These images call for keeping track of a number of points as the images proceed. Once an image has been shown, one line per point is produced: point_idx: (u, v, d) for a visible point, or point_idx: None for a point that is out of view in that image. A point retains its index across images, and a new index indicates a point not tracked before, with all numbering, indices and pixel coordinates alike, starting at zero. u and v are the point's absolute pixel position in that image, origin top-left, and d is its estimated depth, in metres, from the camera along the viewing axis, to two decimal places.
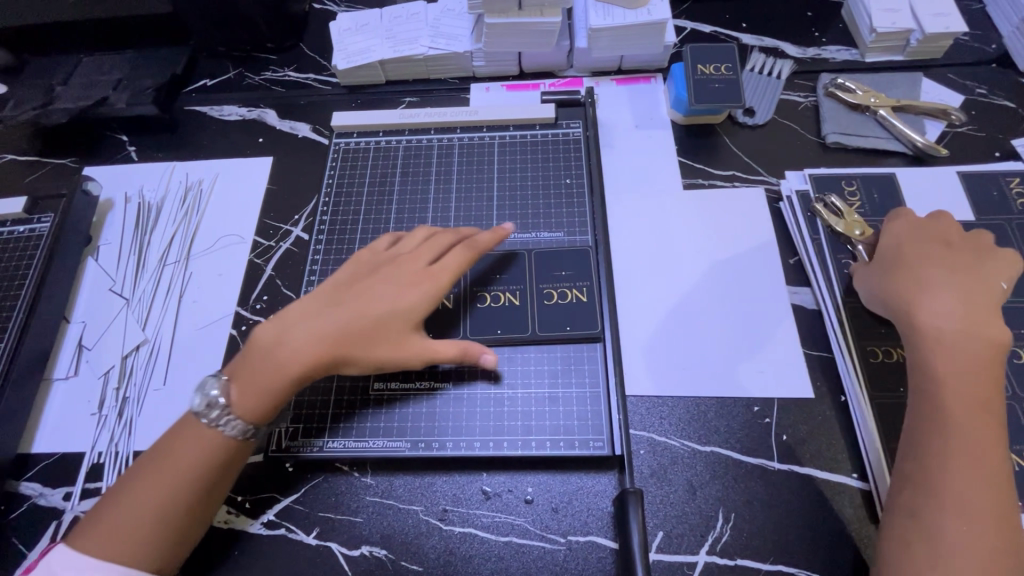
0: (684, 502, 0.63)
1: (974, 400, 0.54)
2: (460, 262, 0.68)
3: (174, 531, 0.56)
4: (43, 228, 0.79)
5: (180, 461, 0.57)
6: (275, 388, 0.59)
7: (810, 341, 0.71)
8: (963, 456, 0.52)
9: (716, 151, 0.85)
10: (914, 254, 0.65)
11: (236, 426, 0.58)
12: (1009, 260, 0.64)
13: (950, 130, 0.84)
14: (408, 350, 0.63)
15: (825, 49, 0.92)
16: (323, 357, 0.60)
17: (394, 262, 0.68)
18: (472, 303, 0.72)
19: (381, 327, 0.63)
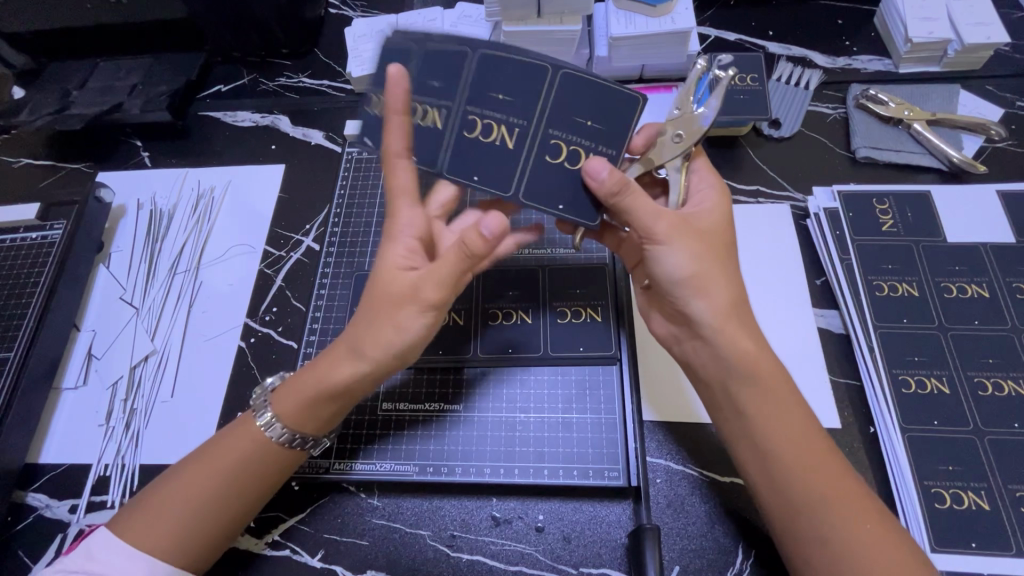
0: (702, 535, 0.60)
1: (789, 399, 0.55)
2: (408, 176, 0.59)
3: (241, 517, 0.57)
4: (55, 234, 0.78)
5: (225, 452, 0.57)
6: (319, 399, 0.57)
7: (837, 367, 0.68)
8: (817, 462, 0.52)
9: (739, 164, 0.82)
10: (725, 241, 0.60)
11: (279, 431, 0.58)
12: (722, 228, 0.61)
13: (988, 146, 0.80)
14: (416, 280, 0.57)
15: (855, 58, 0.88)
16: (359, 355, 0.57)
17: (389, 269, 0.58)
18: (463, 126, 0.60)
19: (386, 302, 0.57)
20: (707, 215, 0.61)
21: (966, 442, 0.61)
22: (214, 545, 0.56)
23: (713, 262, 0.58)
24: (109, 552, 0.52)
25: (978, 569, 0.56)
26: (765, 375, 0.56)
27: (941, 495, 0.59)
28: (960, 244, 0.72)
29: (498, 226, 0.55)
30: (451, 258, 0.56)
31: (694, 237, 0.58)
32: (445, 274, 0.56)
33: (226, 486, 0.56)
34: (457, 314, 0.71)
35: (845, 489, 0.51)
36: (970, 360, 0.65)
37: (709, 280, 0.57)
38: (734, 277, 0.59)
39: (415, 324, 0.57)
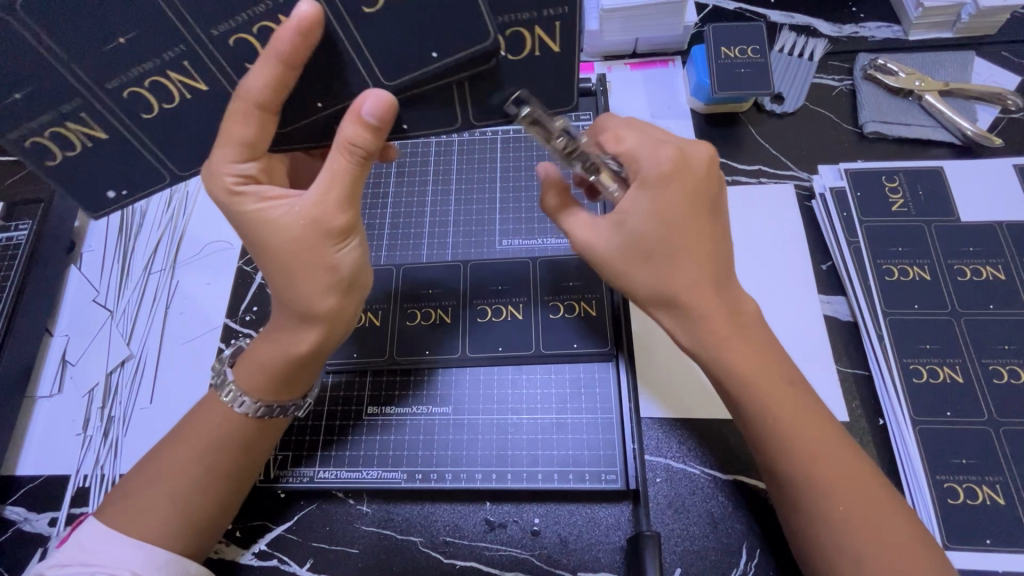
0: (704, 535, 0.58)
1: (785, 389, 0.52)
2: (254, 130, 0.48)
3: (230, 489, 0.55)
4: (20, 236, 0.73)
5: (197, 432, 0.54)
6: (283, 367, 0.54)
7: (846, 357, 0.65)
8: (824, 457, 0.50)
9: (741, 142, 0.78)
10: (669, 244, 0.52)
11: (246, 404, 0.55)
12: (692, 212, 0.53)
13: (1005, 117, 0.76)
14: (308, 213, 0.50)
15: (863, 26, 0.83)
16: (308, 311, 0.52)
17: (270, 221, 0.51)
18: (260, 61, 0.45)
19: (292, 250, 0.50)
20: (632, 220, 0.53)
21: (980, 433, 0.58)
22: (211, 523, 0.54)
23: (641, 270, 0.54)
24: (102, 542, 0.50)
25: (994, 566, 0.54)
26: (747, 368, 0.52)
27: (954, 490, 0.56)
28: (974, 223, 0.68)
29: (381, 107, 0.47)
30: (344, 168, 0.49)
31: (636, 245, 0.53)
32: (343, 193, 0.50)
33: (214, 458, 0.54)
34: (444, 312, 0.68)
35: (861, 485, 0.49)
36: (984, 347, 0.62)
37: (667, 280, 0.53)
38: (692, 271, 0.53)
39: (346, 259, 0.52)
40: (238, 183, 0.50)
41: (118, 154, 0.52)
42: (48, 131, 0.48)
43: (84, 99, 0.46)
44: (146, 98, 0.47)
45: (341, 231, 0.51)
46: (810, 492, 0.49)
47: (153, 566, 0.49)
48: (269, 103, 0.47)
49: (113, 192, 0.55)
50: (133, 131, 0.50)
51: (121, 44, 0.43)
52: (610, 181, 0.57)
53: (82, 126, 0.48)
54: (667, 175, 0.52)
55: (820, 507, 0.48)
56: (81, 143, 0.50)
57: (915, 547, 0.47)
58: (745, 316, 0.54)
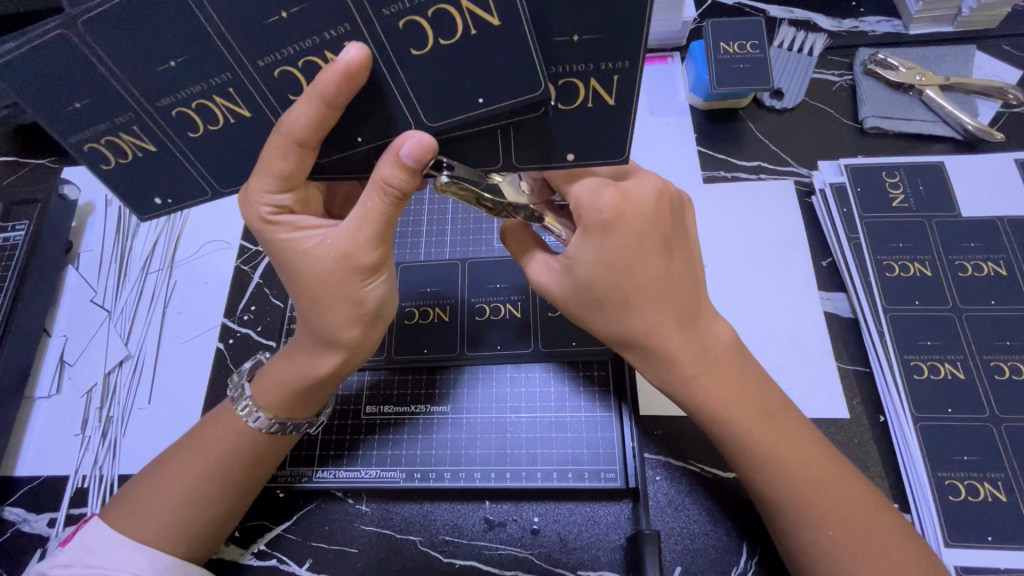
0: (704, 533, 0.57)
1: (763, 421, 0.51)
2: (291, 164, 0.47)
3: (239, 499, 0.55)
4: (17, 236, 0.72)
5: (209, 443, 0.54)
6: (304, 389, 0.54)
7: (846, 354, 0.64)
8: (809, 461, 0.50)
9: (740, 138, 0.77)
10: (622, 291, 0.51)
11: (260, 420, 0.54)
12: (643, 258, 0.51)
13: (1006, 111, 0.75)
14: (340, 248, 0.49)
15: (863, 20, 0.82)
16: (330, 339, 0.53)
17: (302, 253, 0.50)
18: (275, 81, 0.44)
19: (322, 284, 0.50)
20: (579, 267, 0.52)
21: (981, 429, 0.58)
22: (214, 528, 0.53)
23: (595, 313, 0.53)
24: (104, 544, 0.50)
25: (995, 563, 0.53)
26: (728, 410, 0.52)
27: (956, 487, 0.56)
28: (974, 218, 0.68)
29: (421, 150, 0.45)
30: (380, 208, 0.48)
31: (586, 289, 0.52)
32: (375, 230, 0.49)
33: (220, 465, 0.53)
34: (442, 310, 0.68)
35: (848, 487, 0.50)
36: (985, 343, 0.61)
37: (626, 321, 0.52)
38: (650, 313, 0.52)
39: (374, 293, 0.52)
40: (274, 212, 0.50)
41: (168, 167, 0.50)
42: (102, 140, 0.46)
43: (136, 113, 0.45)
44: (193, 119, 0.46)
45: (371, 267, 0.50)
46: (798, 497, 0.49)
47: (155, 568, 0.49)
48: (308, 140, 0.45)
49: (160, 199, 0.53)
50: (181, 149, 0.48)
51: (171, 68, 0.42)
52: (558, 228, 0.56)
53: (134, 138, 0.46)
54: (612, 220, 0.51)
55: (808, 513, 0.49)
56: (132, 152, 0.48)
57: (904, 546, 0.47)
58: (715, 353, 0.53)
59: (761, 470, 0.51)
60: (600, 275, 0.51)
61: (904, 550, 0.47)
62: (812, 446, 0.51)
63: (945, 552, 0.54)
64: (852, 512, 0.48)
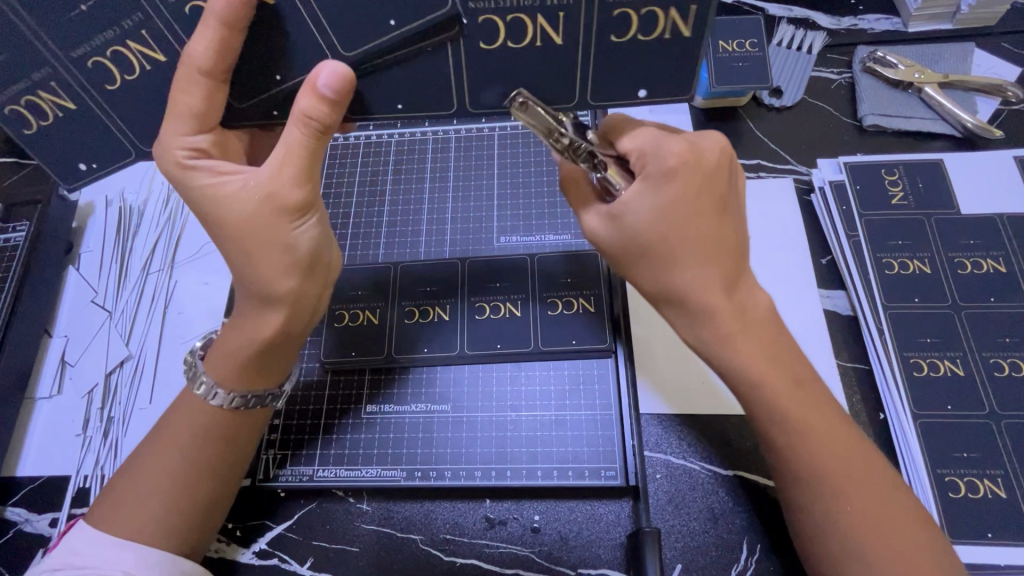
0: (705, 531, 0.58)
1: (795, 389, 0.51)
2: (199, 99, 0.48)
3: (223, 484, 0.55)
4: (17, 238, 0.73)
5: (174, 430, 0.54)
6: (253, 353, 0.53)
7: (846, 351, 0.64)
8: (832, 444, 0.50)
9: (740, 136, 0.77)
10: (670, 244, 0.50)
11: (222, 397, 0.55)
12: (703, 211, 0.50)
13: (1005, 108, 0.75)
14: (263, 187, 0.50)
15: (862, 18, 0.82)
16: (266, 293, 0.52)
17: (221, 193, 0.50)
18: (186, 18, 0.46)
19: (250, 224, 0.50)
20: (631, 218, 0.51)
21: (981, 426, 0.58)
22: (204, 518, 0.54)
23: (645, 264, 0.52)
24: (94, 543, 0.50)
25: (996, 559, 0.53)
26: (762, 372, 0.50)
27: (956, 484, 0.56)
28: (974, 215, 0.68)
29: (338, 79, 0.47)
30: (300, 142, 0.49)
31: (638, 237, 0.51)
32: (299, 166, 0.49)
33: (199, 452, 0.54)
34: (443, 309, 0.68)
35: (866, 472, 0.49)
36: (985, 340, 0.62)
37: (679, 273, 0.51)
38: (704, 266, 0.50)
39: (305, 237, 0.51)
40: (190, 156, 0.51)
41: (89, 127, 0.52)
42: (21, 100, 0.49)
43: (51, 68, 0.47)
44: (110, 69, 0.48)
45: (297, 207, 0.50)
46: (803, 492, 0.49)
47: (144, 565, 0.49)
48: (214, 69, 0.47)
49: (85, 165, 0.55)
50: (99, 102, 0.50)
51: (84, 11, 0.44)
52: (618, 180, 0.54)
53: (53, 97, 0.49)
54: (674, 170, 0.50)
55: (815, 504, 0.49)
56: (52, 113, 0.51)
57: (913, 541, 0.47)
58: (753, 315, 0.52)
59: (789, 443, 0.50)
60: (658, 221, 0.50)
61: (910, 545, 0.47)
62: (837, 427, 0.51)
63: None
64: (863, 504, 0.48)
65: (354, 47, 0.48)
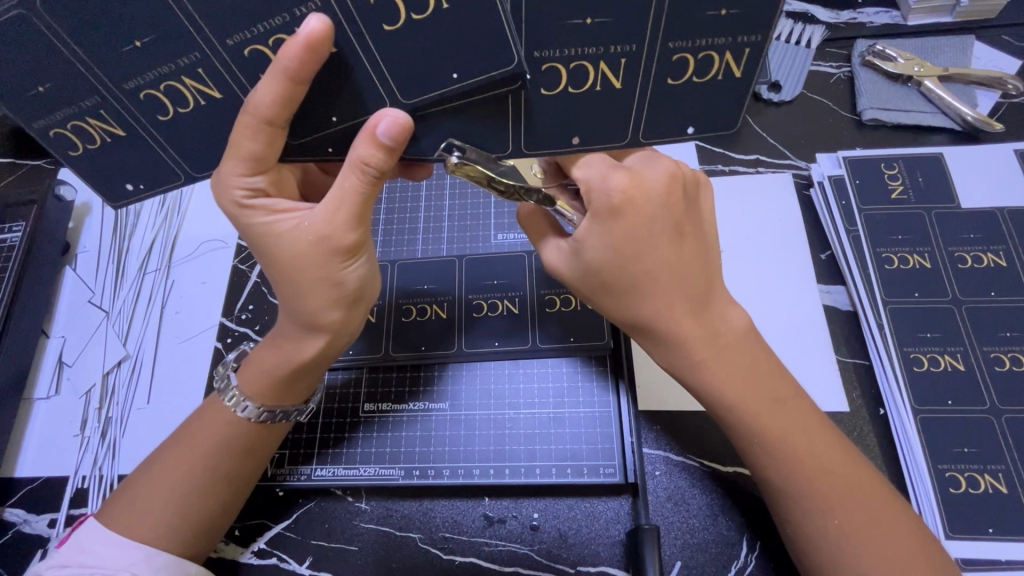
0: (705, 527, 0.57)
1: (774, 410, 0.51)
2: (262, 144, 0.47)
3: (234, 494, 0.55)
4: (14, 238, 0.72)
5: (197, 436, 0.54)
6: (286, 375, 0.54)
7: (847, 347, 0.64)
8: (819, 446, 0.50)
9: (738, 132, 0.77)
10: (630, 276, 0.51)
11: (248, 409, 0.55)
12: (655, 241, 0.50)
13: (1005, 101, 0.75)
14: (317, 230, 0.48)
15: (861, 12, 0.82)
16: (311, 322, 0.52)
17: (278, 235, 0.50)
18: (246, 61, 0.45)
19: (304, 267, 0.49)
20: (587, 251, 0.51)
21: (981, 421, 0.58)
22: (211, 525, 0.53)
23: (605, 298, 0.53)
24: (98, 546, 0.50)
25: (996, 555, 0.53)
26: (738, 395, 0.51)
27: (956, 479, 0.56)
28: (973, 210, 0.67)
29: (398, 128, 0.45)
30: (357, 188, 0.47)
31: (597, 272, 0.51)
32: (355, 211, 0.48)
33: (215, 461, 0.53)
34: (440, 307, 0.68)
35: (854, 475, 0.49)
36: (985, 335, 0.61)
37: (640, 304, 0.51)
38: (660, 297, 0.51)
39: (355, 275, 0.51)
40: (248, 196, 0.50)
41: (137, 150, 0.50)
42: (67, 125, 0.47)
43: (102, 96, 0.45)
44: (163, 102, 0.46)
45: (350, 249, 0.49)
46: (804, 489, 0.49)
47: (150, 567, 0.49)
48: (276, 118, 0.45)
49: (131, 185, 0.54)
50: (147, 129, 0.48)
51: (136, 48, 0.42)
52: (570, 212, 0.54)
53: (101, 124, 0.47)
54: (621, 205, 0.49)
55: (815, 504, 0.48)
56: (100, 139, 0.49)
57: (910, 539, 0.47)
58: (726, 336, 0.53)
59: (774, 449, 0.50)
60: (612, 258, 0.50)
61: (907, 541, 0.47)
62: (825, 433, 0.51)
63: (946, 544, 0.54)
64: (859, 503, 0.48)
65: (411, 96, 0.47)
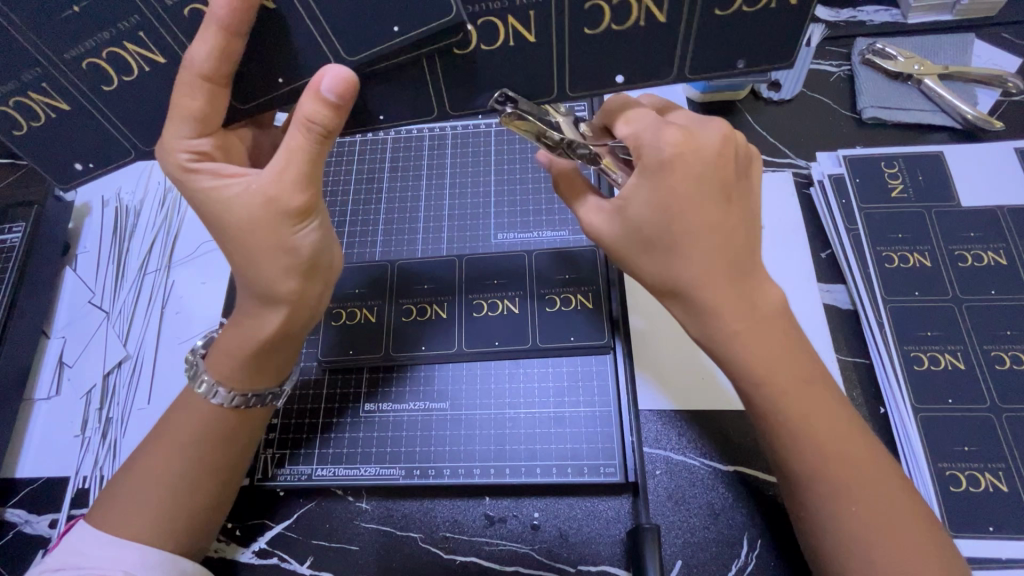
0: (705, 527, 0.57)
1: (800, 386, 0.50)
2: (203, 103, 0.48)
3: (222, 486, 0.55)
4: (13, 238, 0.72)
5: (177, 428, 0.54)
6: (253, 352, 0.53)
7: (848, 346, 0.64)
8: (835, 440, 0.49)
9: (737, 131, 0.77)
10: (673, 234, 0.49)
11: (224, 395, 0.54)
12: (701, 201, 0.49)
13: (1006, 100, 0.75)
14: (264, 190, 0.48)
15: (861, 10, 0.82)
16: (269, 293, 0.51)
17: (227, 199, 0.49)
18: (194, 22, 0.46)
19: (254, 230, 0.49)
20: (631, 209, 0.51)
21: (982, 420, 0.58)
22: (204, 520, 0.54)
23: (646, 258, 0.52)
24: (93, 545, 0.50)
25: (997, 554, 0.53)
26: (762, 371, 0.49)
27: (957, 478, 0.56)
28: (974, 208, 0.67)
29: (342, 84, 0.46)
30: (303, 146, 0.47)
31: (638, 230, 0.51)
32: (301, 169, 0.48)
33: (200, 454, 0.53)
34: (440, 306, 0.68)
35: (869, 471, 0.49)
36: (986, 333, 0.61)
37: (686, 263, 0.50)
38: (705, 257, 0.49)
39: (307, 240, 0.51)
40: (193, 160, 0.50)
41: (82, 129, 0.52)
42: (9, 100, 0.48)
43: (43, 66, 0.46)
44: (106, 70, 0.47)
45: (299, 210, 0.49)
46: (806, 487, 0.49)
47: (149, 566, 0.49)
48: (215, 74, 0.46)
49: (80, 165, 0.55)
50: (93, 101, 0.50)
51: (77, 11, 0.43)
52: (615, 169, 0.55)
53: (44, 96, 0.48)
54: (672, 158, 0.48)
55: (818, 501, 0.48)
56: (46, 114, 0.50)
57: (914, 538, 0.47)
58: (762, 310, 0.50)
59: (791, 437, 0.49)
60: (655, 216, 0.49)
61: (911, 540, 0.47)
62: (842, 430, 0.50)
63: None
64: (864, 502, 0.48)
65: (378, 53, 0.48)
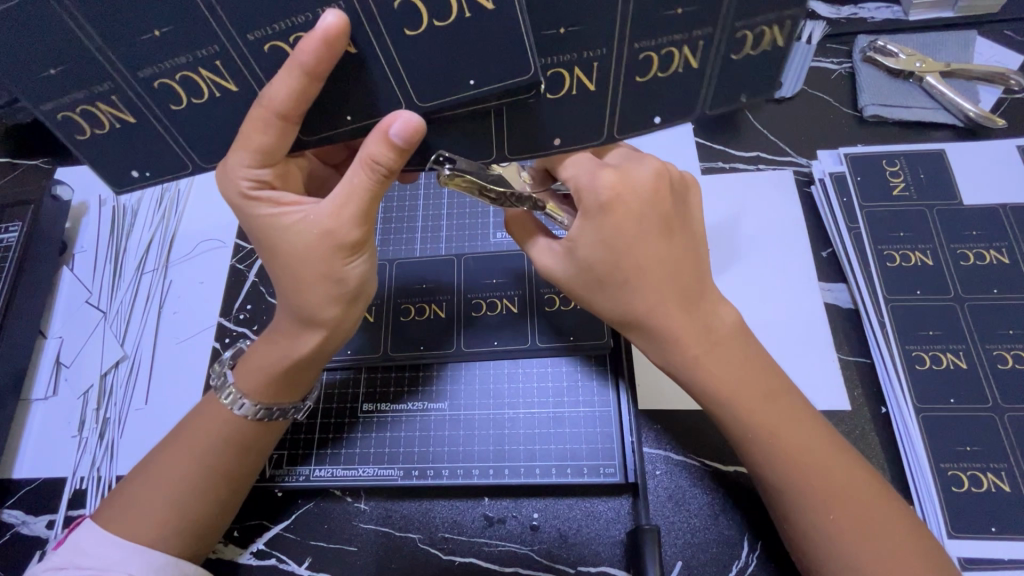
0: (705, 527, 0.57)
1: (764, 404, 0.51)
2: (272, 138, 0.46)
3: (231, 493, 0.54)
4: (10, 238, 0.72)
5: (192, 437, 0.54)
6: (285, 371, 0.53)
7: (849, 345, 0.63)
8: (819, 451, 0.50)
9: (738, 129, 0.76)
10: (623, 273, 0.50)
11: (246, 407, 0.54)
12: (645, 238, 0.50)
13: (1008, 97, 0.74)
14: (324, 224, 0.48)
15: (862, 7, 0.81)
16: (309, 318, 0.52)
17: (285, 227, 0.49)
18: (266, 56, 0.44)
19: (307, 261, 0.49)
20: (580, 250, 0.51)
21: (984, 420, 0.57)
22: (210, 526, 0.53)
23: (598, 296, 0.52)
24: (94, 547, 0.50)
25: (999, 554, 0.53)
26: (730, 393, 0.51)
27: (958, 478, 0.56)
28: (975, 206, 0.67)
29: (410, 130, 0.44)
30: (365, 185, 0.47)
31: (587, 269, 0.51)
32: (362, 206, 0.48)
33: (210, 460, 0.53)
34: (438, 306, 0.67)
35: (851, 474, 0.49)
36: (989, 333, 0.61)
37: (641, 301, 0.51)
38: (654, 292, 0.50)
39: (356, 272, 0.51)
40: (254, 187, 0.49)
41: (145, 140, 0.49)
42: (76, 108, 0.46)
43: (115, 82, 0.44)
44: (177, 91, 0.45)
45: (354, 244, 0.49)
46: (806, 489, 0.48)
47: (148, 568, 0.49)
48: (290, 113, 0.45)
49: (137, 173, 0.52)
50: (161, 120, 0.48)
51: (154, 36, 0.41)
52: (559, 216, 0.54)
53: (112, 109, 0.46)
54: (611, 201, 0.49)
55: (818, 503, 0.48)
56: (110, 123, 0.48)
57: (912, 540, 0.46)
58: (723, 333, 0.52)
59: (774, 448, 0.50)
60: (602, 255, 0.50)
61: (910, 541, 0.46)
62: (823, 439, 0.50)
63: (949, 543, 0.53)
64: (860, 502, 0.48)
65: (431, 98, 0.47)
